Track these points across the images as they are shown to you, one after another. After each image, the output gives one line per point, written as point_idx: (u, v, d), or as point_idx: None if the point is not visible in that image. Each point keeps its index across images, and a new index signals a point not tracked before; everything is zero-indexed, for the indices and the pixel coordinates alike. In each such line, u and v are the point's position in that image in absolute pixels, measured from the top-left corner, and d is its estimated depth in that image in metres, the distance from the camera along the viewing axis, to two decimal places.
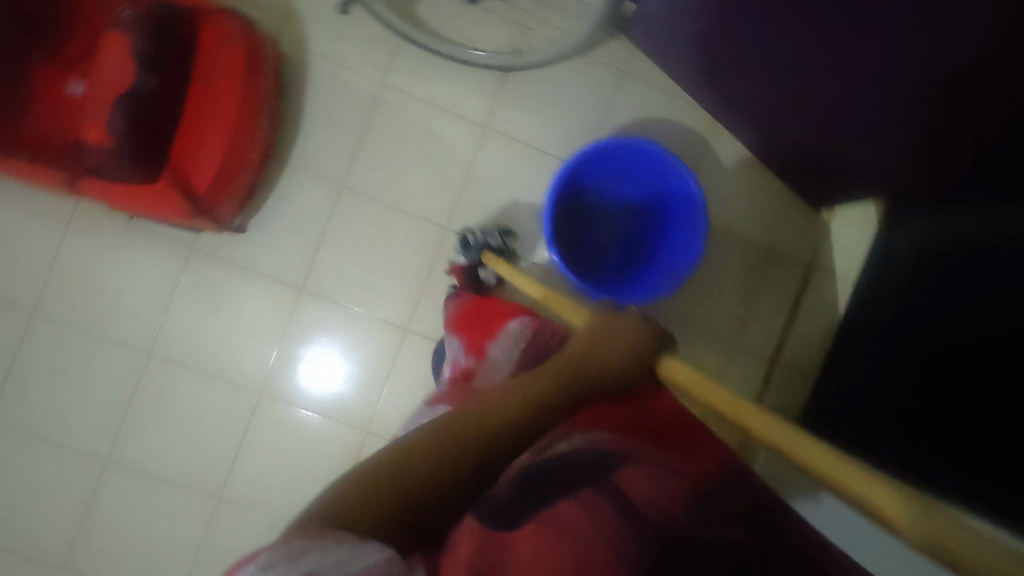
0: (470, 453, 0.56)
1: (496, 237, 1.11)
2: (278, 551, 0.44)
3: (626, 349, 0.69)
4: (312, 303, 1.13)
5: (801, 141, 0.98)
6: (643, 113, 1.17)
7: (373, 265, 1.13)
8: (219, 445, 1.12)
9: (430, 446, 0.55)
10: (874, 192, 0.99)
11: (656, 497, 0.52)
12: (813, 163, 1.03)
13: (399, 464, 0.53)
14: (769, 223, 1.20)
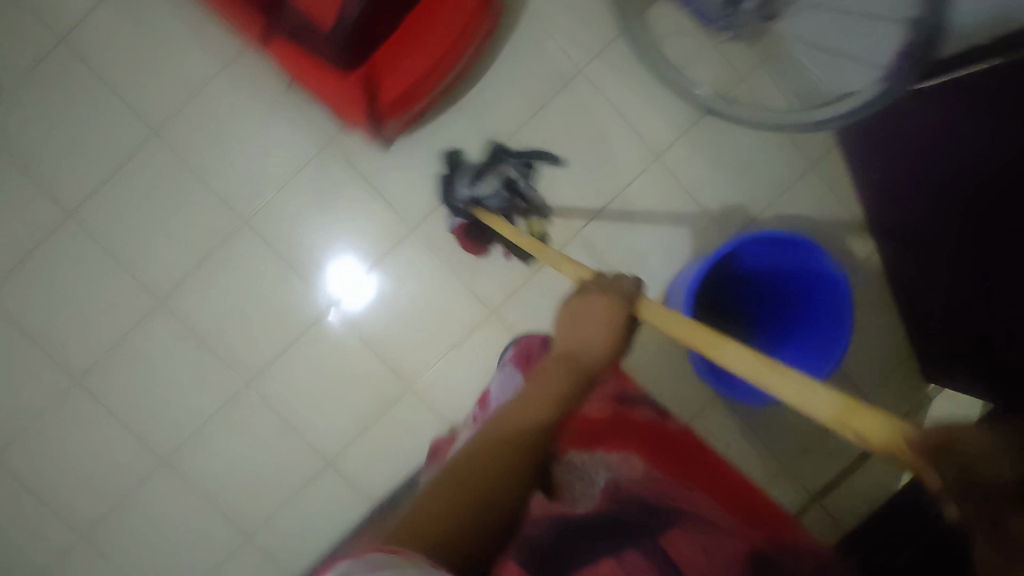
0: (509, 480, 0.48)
1: (496, 180, 1.05)
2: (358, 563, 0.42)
3: (605, 339, 0.56)
4: (409, 255, 1.09)
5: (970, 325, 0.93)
6: (818, 210, 1.11)
7: (485, 248, 1.09)
8: (269, 336, 1.10)
9: (482, 468, 0.48)
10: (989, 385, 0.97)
11: (700, 564, 0.52)
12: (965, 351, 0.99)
13: (460, 487, 0.47)
14: (878, 373, 1.15)
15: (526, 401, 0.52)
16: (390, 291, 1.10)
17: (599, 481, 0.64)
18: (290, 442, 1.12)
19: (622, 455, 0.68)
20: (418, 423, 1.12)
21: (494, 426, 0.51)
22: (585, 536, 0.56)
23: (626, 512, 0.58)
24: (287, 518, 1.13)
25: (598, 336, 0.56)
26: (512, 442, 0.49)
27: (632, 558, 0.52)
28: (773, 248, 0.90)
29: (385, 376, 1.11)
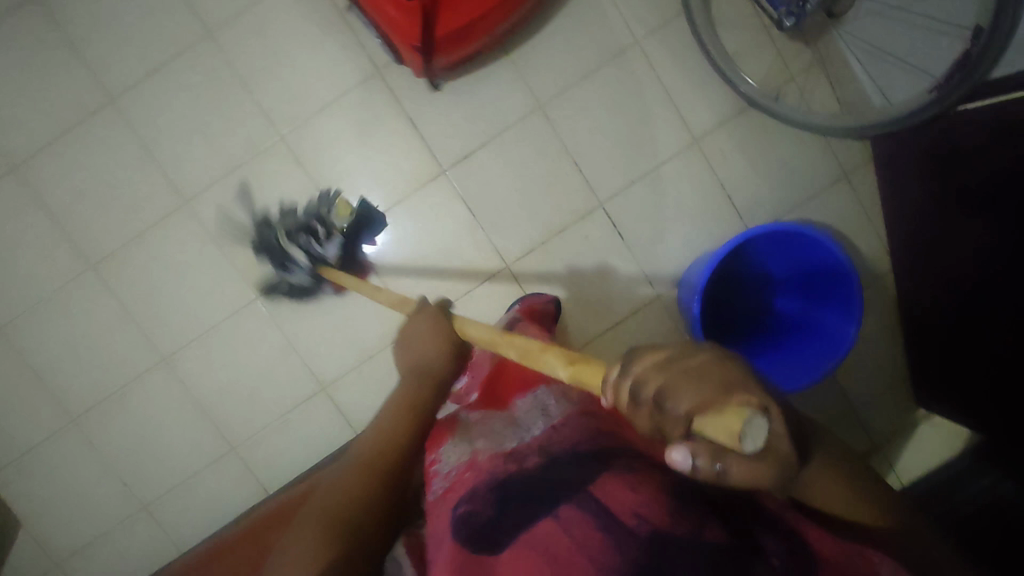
0: (375, 494, 0.68)
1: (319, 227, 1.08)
2: None
3: (434, 342, 0.82)
4: (437, 199, 1.10)
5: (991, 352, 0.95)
6: (844, 220, 1.12)
7: (513, 204, 1.10)
8: (288, 254, 1.11)
9: (349, 489, 0.67)
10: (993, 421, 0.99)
11: (627, 499, 0.55)
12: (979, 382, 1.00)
13: (331, 513, 0.64)
14: (877, 392, 1.16)
15: (374, 451, 0.73)
16: (412, 230, 1.11)
17: (534, 430, 0.71)
18: (288, 362, 1.13)
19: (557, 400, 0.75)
20: None
21: (364, 459, 0.72)
22: (524, 496, 0.60)
23: (559, 465, 0.62)
24: (275, 436, 1.14)
25: (427, 339, 0.83)
26: (381, 469, 0.70)
27: (569, 510, 0.56)
28: (794, 245, 0.92)
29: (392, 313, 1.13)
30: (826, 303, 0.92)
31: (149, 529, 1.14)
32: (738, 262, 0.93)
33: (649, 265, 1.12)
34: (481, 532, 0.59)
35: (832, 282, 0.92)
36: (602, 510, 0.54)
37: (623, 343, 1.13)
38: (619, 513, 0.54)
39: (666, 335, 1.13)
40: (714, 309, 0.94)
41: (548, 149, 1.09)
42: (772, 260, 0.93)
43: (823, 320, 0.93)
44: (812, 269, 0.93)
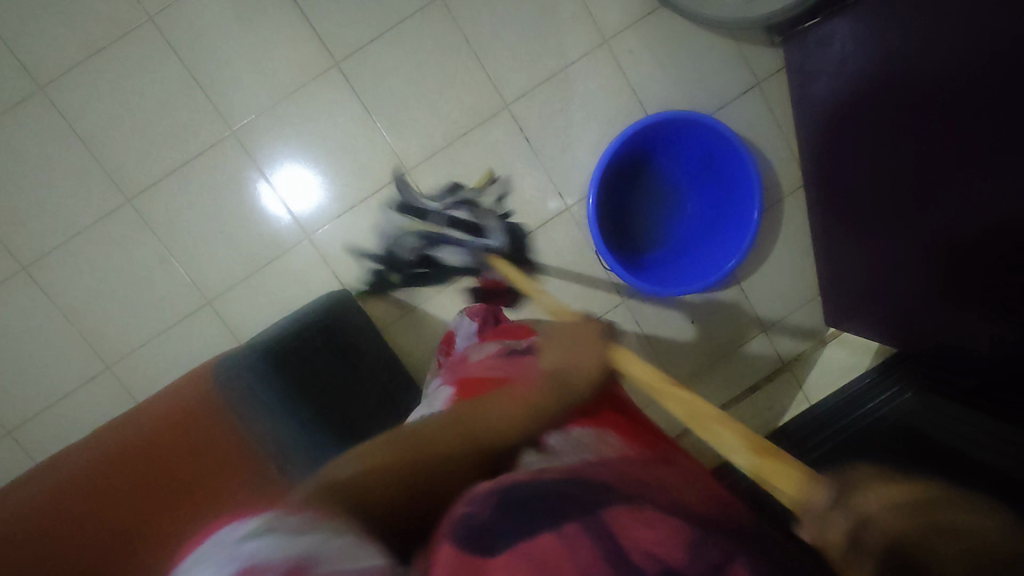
0: (451, 461, 0.56)
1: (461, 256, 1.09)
2: (281, 519, 0.45)
3: (594, 364, 0.65)
4: (331, 92, 1.02)
5: (891, 249, 0.97)
6: (753, 129, 1.12)
7: (413, 101, 1.04)
8: (163, 152, 1.01)
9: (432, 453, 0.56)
10: (892, 320, 1.02)
11: (646, 534, 0.46)
12: (880, 283, 1.02)
13: (417, 449, 0.56)
14: (783, 306, 1.18)
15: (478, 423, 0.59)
16: (303, 131, 1.03)
17: (570, 457, 0.56)
18: (166, 271, 1.04)
19: (601, 436, 0.60)
20: (311, 275, 1.06)
21: (459, 422, 0.59)
22: (531, 501, 0.48)
23: (573, 481, 0.51)
24: (155, 353, 1.05)
25: (591, 360, 0.65)
26: (475, 436, 0.58)
27: (574, 527, 0.46)
28: (693, 139, 0.89)
29: (283, 221, 1.05)
30: (728, 204, 0.91)
31: (14, 455, 1.04)
32: (641, 169, 0.94)
33: (557, 174, 1.08)
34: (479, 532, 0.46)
35: (733, 181, 0.89)
36: (613, 547, 0.45)
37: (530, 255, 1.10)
38: (630, 548, 0.44)
39: (573, 248, 1.11)
40: (615, 218, 0.94)
41: (450, 44, 1.03)
42: (678, 165, 0.94)
43: (738, 216, 0.89)
44: (710, 169, 0.92)
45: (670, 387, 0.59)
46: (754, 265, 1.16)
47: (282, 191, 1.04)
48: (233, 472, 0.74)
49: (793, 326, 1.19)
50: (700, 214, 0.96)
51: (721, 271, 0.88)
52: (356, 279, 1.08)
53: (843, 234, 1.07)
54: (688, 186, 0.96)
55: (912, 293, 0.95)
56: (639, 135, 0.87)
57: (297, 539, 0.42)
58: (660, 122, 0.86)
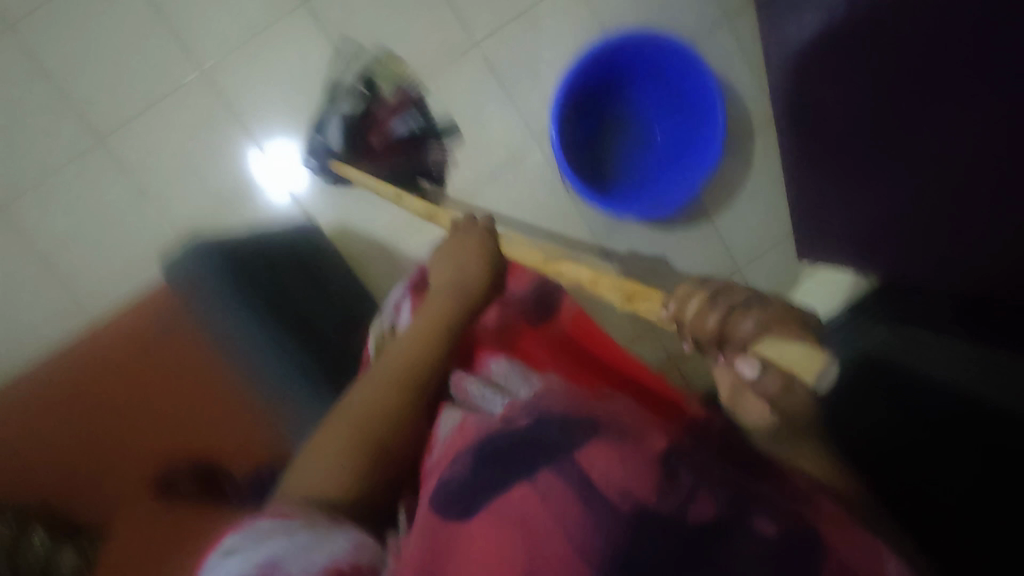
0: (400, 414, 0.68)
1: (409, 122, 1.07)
2: (242, 537, 0.53)
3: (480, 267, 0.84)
4: (306, 32, 1.06)
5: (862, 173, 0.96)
6: (724, 67, 1.12)
7: (385, 39, 1.07)
8: (141, 92, 1.06)
9: (372, 402, 0.67)
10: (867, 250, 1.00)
11: (614, 475, 0.54)
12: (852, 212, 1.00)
13: (364, 432, 0.65)
14: (758, 246, 1.17)
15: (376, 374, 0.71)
16: (274, 72, 1.07)
17: (521, 394, 0.71)
18: (144, 206, 1.08)
19: (526, 373, 0.75)
20: (281, 211, 1.10)
21: (344, 413, 0.66)
22: (505, 456, 0.57)
23: (540, 424, 0.60)
24: (132, 284, 1.09)
25: (477, 271, 0.83)
26: (407, 394, 0.70)
27: (546, 478, 0.55)
28: (655, 62, 0.91)
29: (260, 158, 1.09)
30: (693, 126, 0.93)
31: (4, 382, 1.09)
32: (605, 97, 0.96)
33: (526, 111, 1.10)
34: (459, 495, 0.56)
35: (697, 103, 0.91)
36: (585, 482, 0.53)
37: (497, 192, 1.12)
38: (598, 483, 0.53)
39: (543, 184, 1.12)
40: (582, 146, 0.96)
41: None
42: (642, 92, 0.96)
43: (703, 140, 0.91)
44: (673, 93, 0.94)
45: (557, 263, 0.80)
46: (730, 205, 1.15)
47: (258, 127, 1.08)
48: (200, 395, 0.78)
49: (768, 267, 1.18)
50: (668, 140, 0.97)
51: (689, 188, 0.90)
52: (326, 216, 1.11)
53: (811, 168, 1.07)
54: (654, 111, 0.98)
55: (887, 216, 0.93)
56: (603, 58, 0.88)
57: (271, 543, 0.51)
58: (626, 47, 0.88)
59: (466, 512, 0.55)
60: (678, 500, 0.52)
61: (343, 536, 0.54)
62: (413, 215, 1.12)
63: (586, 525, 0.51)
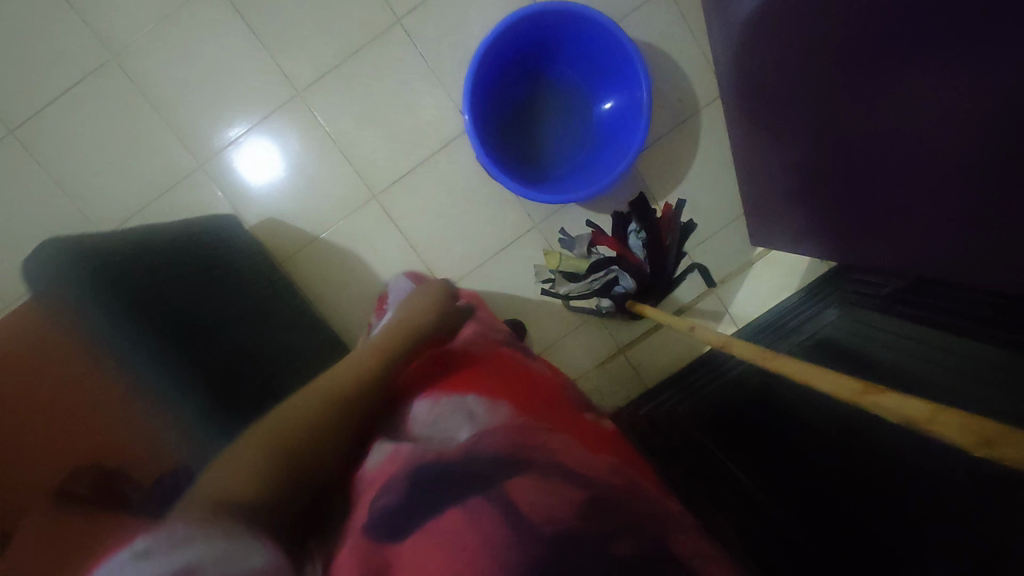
0: (326, 432, 0.49)
1: (635, 230, 1.09)
2: (158, 538, 0.36)
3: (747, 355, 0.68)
4: (214, 8, 0.99)
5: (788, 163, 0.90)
6: (663, 39, 1.06)
7: (299, 15, 1.00)
8: (42, 83, 0.98)
9: (289, 415, 0.50)
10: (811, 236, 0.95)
11: (539, 501, 0.43)
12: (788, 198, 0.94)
13: (275, 431, 0.47)
14: (706, 226, 1.12)
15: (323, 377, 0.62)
16: (187, 56, 1.00)
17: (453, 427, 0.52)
18: (48, 202, 1.01)
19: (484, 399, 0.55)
20: (207, 205, 1.04)
21: (256, 430, 0.49)
22: (450, 478, 0.45)
23: (473, 459, 0.46)
24: None
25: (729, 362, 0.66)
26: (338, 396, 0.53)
27: (478, 502, 0.43)
28: (576, 35, 0.86)
29: (176, 147, 1.02)
30: (626, 103, 0.87)
31: None
32: (530, 76, 0.92)
33: (454, 91, 1.04)
34: (395, 520, 0.43)
35: (627, 79, 0.85)
36: (515, 517, 0.41)
37: (433, 180, 1.06)
38: (529, 515, 0.42)
39: (477, 168, 1.06)
40: (509, 128, 0.92)
41: None
42: (573, 70, 0.91)
43: (632, 118, 0.85)
44: (605, 69, 0.88)
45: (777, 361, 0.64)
46: (675, 184, 1.10)
47: (170, 114, 1.01)
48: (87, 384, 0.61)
49: (720, 248, 1.13)
50: (603, 120, 0.91)
51: (612, 173, 0.83)
52: (255, 210, 1.05)
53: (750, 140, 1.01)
54: (588, 90, 0.92)
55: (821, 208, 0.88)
56: (517, 34, 0.83)
57: (175, 555, 0.35)
58: (539, 17, 0.81)
59: (398, 536, 0.42)
60: (592, 525, 0.41)
61: (251, 548, 0.37)
62: (346, 206, 1.06)
63: (508, 541, 0.40)
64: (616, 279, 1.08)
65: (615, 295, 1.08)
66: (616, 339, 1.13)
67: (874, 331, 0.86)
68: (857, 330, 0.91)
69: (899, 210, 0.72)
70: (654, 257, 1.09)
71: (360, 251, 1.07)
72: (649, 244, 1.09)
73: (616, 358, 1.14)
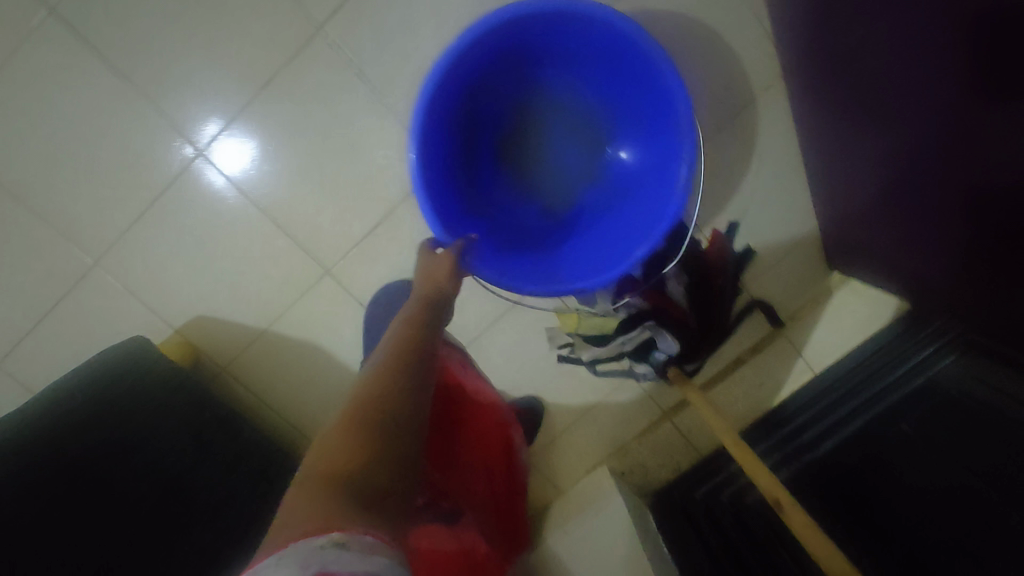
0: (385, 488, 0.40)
1: (674, 278, 0.82)
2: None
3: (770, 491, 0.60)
4: (60, 52, 0.70)
5: (891, 198, 0.64)
6: (696, 8, 0.73)
7: (178, 44, 0.71)
8: None
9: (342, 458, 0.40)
10: (919, 284, 0.69)
11: None
12: (893, 239, 0.68)
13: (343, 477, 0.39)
14: (764, 255, 0.86)
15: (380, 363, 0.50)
16: (43, 121, 0.73)
17: None
18: None
19: None
20: (118, 310, 0.80)
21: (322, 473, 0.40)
22: None
23: None
24: None
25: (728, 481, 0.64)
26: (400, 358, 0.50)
27: None
28: (585, 43, 0.64)
29: (58, 244, 0.77)
30: (657, 152, 0.66)
31: None
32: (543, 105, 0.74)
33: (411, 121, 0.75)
34: None
35: (661, 108, 0.63)
36: None
37: (401, 241, 0.80)
38: None
39: None
40: (500, 168, 0.75)
41: None
42: (584, 90, 0.71)
43: (669, 165, 0.63)
44: (638, 103, 0.67)
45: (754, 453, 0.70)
46: (719, 206, 0.83)
47: (39, 205, 0.75)
48: None
49: (782, 279, 0.87)
50: (631, 169, 0.71)
51: (625, 261, 0.63)
52: (181, 309, 0.81)
53: (829, 143, 0.71)
54: (616, 127, 0.72)
55: (939, 262, 0.63)
56: (521, 55, 0.66)
57: None
58: (527, 21, 0.60)
59: None
60: None
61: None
62: (293, 289, 0.81)
63: None
64: (653, 341, 0.83)
65: (654, 360, 0.85)
66: (655, 403, 0.91)
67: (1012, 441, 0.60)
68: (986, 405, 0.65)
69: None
70: (701, 305, 0.83)
71: (319, 342, 0.84)
72: (694, 295, 0.82)
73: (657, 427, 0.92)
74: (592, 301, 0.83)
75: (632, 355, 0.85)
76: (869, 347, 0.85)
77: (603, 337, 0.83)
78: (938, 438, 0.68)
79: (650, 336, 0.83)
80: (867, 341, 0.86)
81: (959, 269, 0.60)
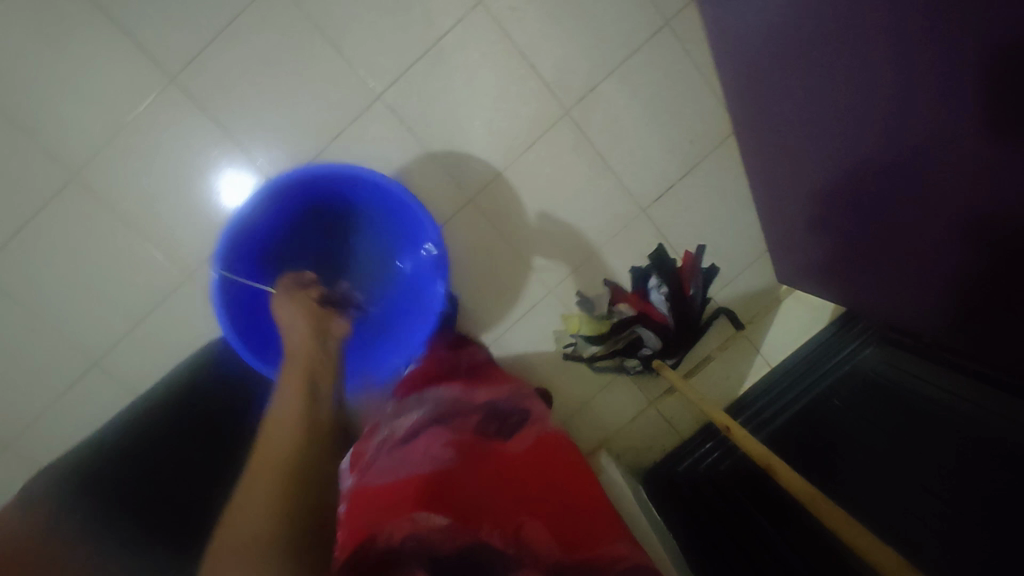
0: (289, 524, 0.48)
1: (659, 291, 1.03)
2: None
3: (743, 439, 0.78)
4: (177, 111, 0.90)
5: (804, 221, 0.88)
6: (668, 82, 0.97)
7: (272, 107, 0.91)
8: (2, 213, 0.89)
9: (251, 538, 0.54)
10: (839, 293, 0.92)
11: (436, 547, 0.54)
12: (811, 255, 0.92)
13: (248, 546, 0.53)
14: (727, 270, 1.07)
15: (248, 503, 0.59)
16: (152, 164, 0.91)
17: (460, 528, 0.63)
18: (34, 338, 0.93)
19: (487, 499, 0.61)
20: (196, 316, 0.96)
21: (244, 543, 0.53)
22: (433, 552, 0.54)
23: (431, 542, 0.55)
24: (55, 422, 0.96)
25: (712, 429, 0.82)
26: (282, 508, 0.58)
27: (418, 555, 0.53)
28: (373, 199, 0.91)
29: (157, 263, 0.94)
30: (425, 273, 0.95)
31: None
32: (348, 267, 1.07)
33: (451, 164, 0.96)
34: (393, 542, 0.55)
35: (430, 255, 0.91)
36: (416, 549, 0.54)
37: None
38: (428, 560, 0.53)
39: (482, 244, 0.99)
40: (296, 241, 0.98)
41: (299, 33, 0.89)
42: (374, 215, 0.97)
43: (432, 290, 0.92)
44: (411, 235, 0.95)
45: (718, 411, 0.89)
46: (690, 232, 1.04)
47: (142, 231, 0.93)
48: None
49: (743, 290, 1.08)
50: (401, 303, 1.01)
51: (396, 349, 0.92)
52: None
53: (767, 180, 0.94)
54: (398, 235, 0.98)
55: (840, 271, 0.87)
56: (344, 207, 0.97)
57: None
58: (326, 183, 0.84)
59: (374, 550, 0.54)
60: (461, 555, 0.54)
61: None
62: None
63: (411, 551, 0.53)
64: (638, 338, 1.03)
65: (642, 355, 1.04)
66: (643, 394, 1.10)
67: (906, 395, 0.83)
68: (892, 377, 0.88)
69: (933, 282, 0.67)
70: (680, 313, 1.03)
71: None
72: (674, 304, 1.02)
73: (645, 415, 1.10)
74: (590, 309, 1.04)
75: (625, 351, 1.04)
76: (808, 344, 1.06)
77: (599, 335, 1.03)
78: (844, 402, 0.93)
79: (636, 335, 1.03)
80: (809, 338, 1.07)
81: (863, 269, 0.81)
